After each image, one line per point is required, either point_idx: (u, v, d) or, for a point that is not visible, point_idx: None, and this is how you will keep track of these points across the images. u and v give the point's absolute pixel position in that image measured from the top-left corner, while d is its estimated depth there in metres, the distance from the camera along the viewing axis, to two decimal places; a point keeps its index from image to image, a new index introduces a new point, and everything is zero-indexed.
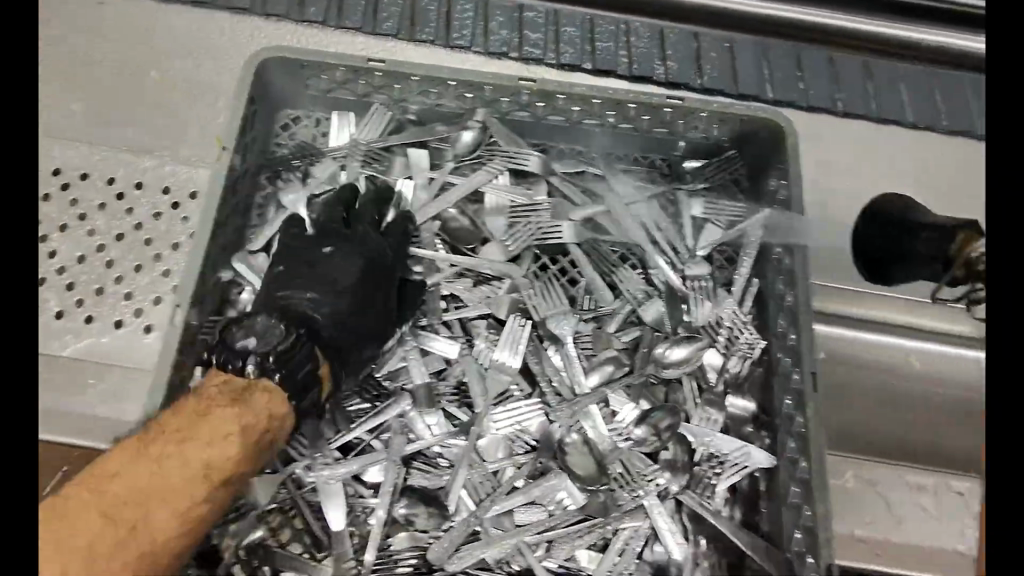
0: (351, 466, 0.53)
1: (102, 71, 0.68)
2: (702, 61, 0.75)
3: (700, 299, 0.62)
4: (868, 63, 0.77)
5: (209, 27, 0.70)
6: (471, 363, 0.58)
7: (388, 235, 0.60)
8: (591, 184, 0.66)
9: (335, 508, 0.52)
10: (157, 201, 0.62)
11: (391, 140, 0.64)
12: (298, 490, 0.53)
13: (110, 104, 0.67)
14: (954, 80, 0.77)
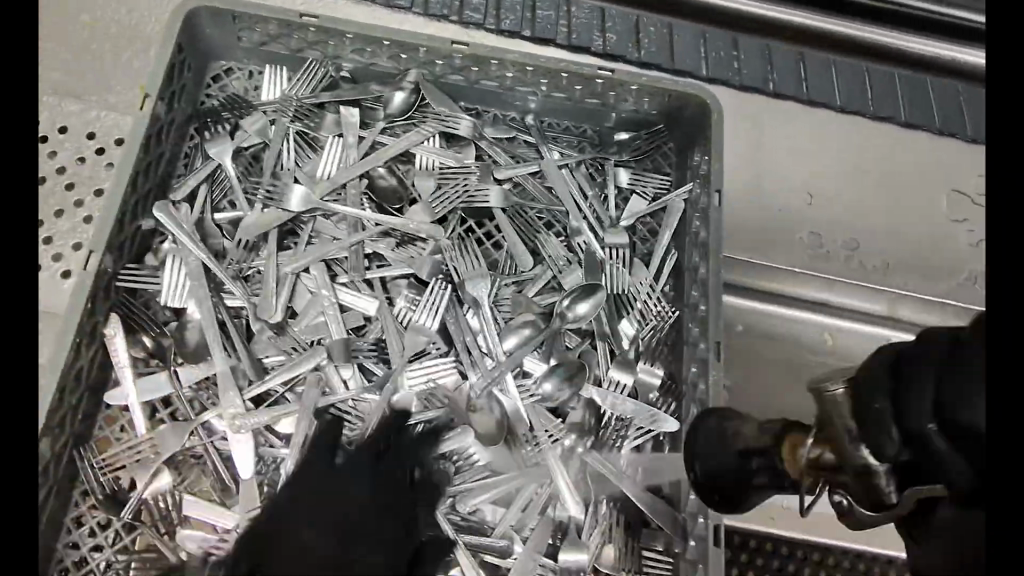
0: (262, 417, 0.54)
1: (97, 38, 0.67)
2: (641, 35, 0.76)
3: (617, 266, 0.64)
4: (802, 55, 0.79)
5: None
6: (391, 321, 0.59)
7: (417, 487, 0.54)
8: (521, 151, 0.68)
9: (244, 456, 0.53)
10: (82, 146, 0.62)
11: (323, 96, 0.64)
12: (209, 438, 0.54)
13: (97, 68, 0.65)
14: (883, 74, 0.80)
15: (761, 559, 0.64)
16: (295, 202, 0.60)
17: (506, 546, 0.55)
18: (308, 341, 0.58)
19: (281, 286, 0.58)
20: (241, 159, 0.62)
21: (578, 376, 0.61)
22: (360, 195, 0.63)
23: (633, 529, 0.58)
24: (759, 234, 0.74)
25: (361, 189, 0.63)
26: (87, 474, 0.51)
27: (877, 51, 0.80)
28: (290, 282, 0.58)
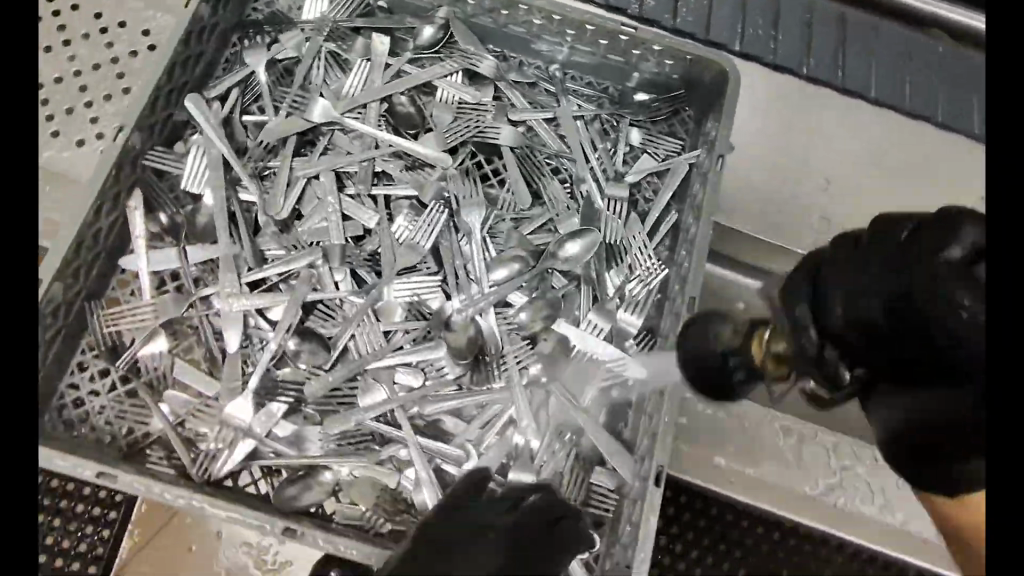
0: (255, 301, 0.59)
1: None
2: (681, 3, 0.77)
3: (612, 218, 0.66)
4: (845, 15, 0.80)
5: None
6: (386, 237, 0.63)
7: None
8: (539, 98, 0.70)
9: (233, 332, 0.58)
10: (136, 41, 0.67)
11: (357, 22, 0.68)
12: (206, 313, 0.60)
13: None
14: (927, 49, 0.79)
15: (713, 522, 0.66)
16: (316, 114, 0.65)
17: (458, 455, 0.58)
18: (306, 244, 0.62)
19: (291, 188, 0.63)
20: (273, 69, 0.67)
21: (553, 310, 0.64)
22: (378, 116, 0.66)
23: (588, 465, 0.59)
24: (758, 193, 0.74)
25: (379, 111, 0.67)
26: (94, 326, 0.56)
27: (915, 18, 0.81)
28: (300, 187, 0.63)
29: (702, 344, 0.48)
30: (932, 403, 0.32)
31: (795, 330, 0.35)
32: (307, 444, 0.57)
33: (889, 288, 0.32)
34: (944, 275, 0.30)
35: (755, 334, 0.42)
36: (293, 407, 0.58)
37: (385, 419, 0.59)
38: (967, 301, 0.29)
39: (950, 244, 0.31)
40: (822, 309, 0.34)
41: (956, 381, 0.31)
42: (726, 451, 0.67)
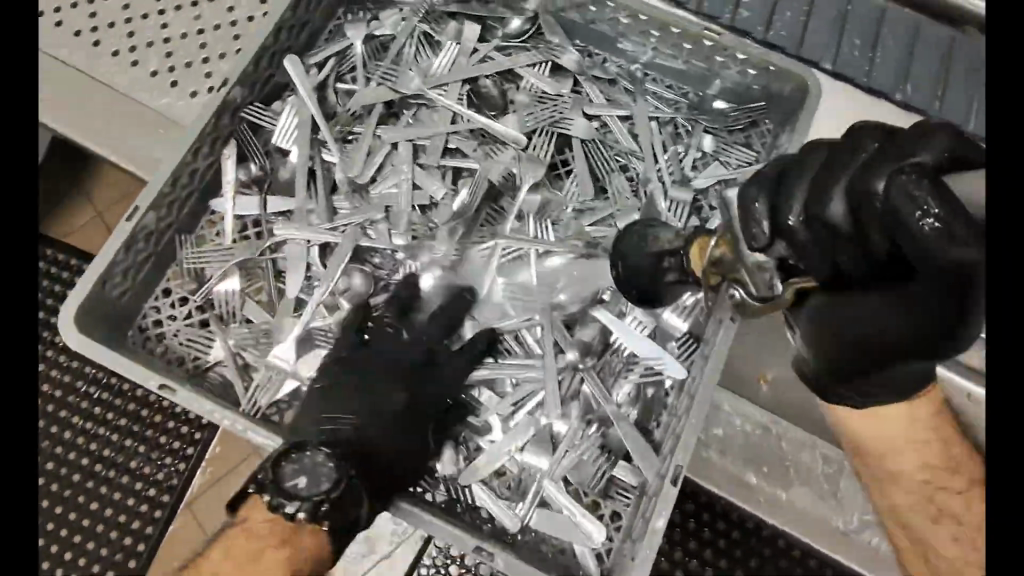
0: (323, 235, 0.64)
1: None
2: (776, 15, 0.75)
3: (674, 219, 0.66)
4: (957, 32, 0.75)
5: None
6: (448, 210, 0.66)
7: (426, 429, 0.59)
8: (617, 95, 0.71)
9: (296, 275, 0.63)
10: (253, 9, 0.72)
11: (454, 7, 0.72)
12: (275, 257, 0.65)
13: None
14: None
15: (756, 560, 0.67)
16: (404, 87, 0.69)
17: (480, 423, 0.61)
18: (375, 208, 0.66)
19: (368, 153, 0.67)
20: (371, 43, 0.71)
21: (587, 295, 0.64)
22: (461, 94, 0.70)
23: (612, 455, 0.59)
24: None
25: (462, 90, 0.70)
26: (183, 260, 0.62)
27: None
28: (379, 155, 0.67)
29: (640, 245, 0.56)
30: (850, 301, 0.33)
31: (750, 219, 0.38)
32: None
33: (842, 185, 0.33)
34: (907, 173, 0.29)
35: (700, 239, 0.47)
36: (339, 359, 0.61)
37: None
38: (940, 213, 0.28)
39: (923, 151, 0.30)
40: (785, 201, 0.36)
41: (933, 276, 0.29)
42: (760, 470, 0.66)
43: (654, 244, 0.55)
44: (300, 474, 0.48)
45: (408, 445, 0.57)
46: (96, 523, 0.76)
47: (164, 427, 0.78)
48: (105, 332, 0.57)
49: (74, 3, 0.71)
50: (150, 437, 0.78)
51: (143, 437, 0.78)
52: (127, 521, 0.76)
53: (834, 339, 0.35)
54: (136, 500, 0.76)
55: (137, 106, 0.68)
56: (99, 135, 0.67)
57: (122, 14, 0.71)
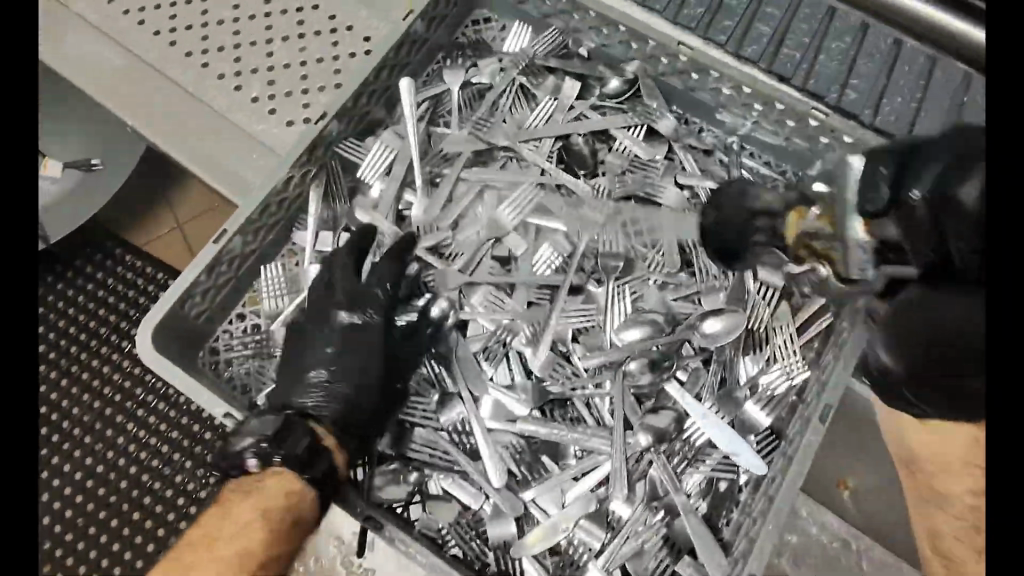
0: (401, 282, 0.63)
1: None
2: (886, 98, 0.65)
3: (761, 304, 0.61)
4: None
5: None
6: (527, 265, 0.64)
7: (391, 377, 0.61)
8: (713, 167, 0.69)
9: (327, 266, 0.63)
10: (355, 45, 0.72)
11: (553, 61, 0.71)
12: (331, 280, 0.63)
13: None
14: None
15: None
16: (498, 137, 0.68)
17: (528, 497, 0.56)
18: (454, 258, 0.64)
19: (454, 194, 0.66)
20: (467, 90, 0.71)
21: (660, 369, 0.59)
22: (553, 150, 0.69)
23: (676, 549, 0.54)
24: None
25: (555, 146, 0.69)
26: (261, 285, 0.62)
27: None
28: (465, 201, 0.66)
29: (737, 199, 0.62)
30: (950, 294, 0.40)
31: None
32: (404, 442, 0.59)
33: None
34: None
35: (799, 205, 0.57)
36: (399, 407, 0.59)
37: (465, 444, 0.58)
38: None
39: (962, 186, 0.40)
40: None
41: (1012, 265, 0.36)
42: None
43: (752, 200, 0.61)
44: (248, 434, 0.53)
45: (383, 389, 0.60)
46: (137, 534, 0.75)
47: (212, 446, 0.77)
48: (176, 349, 0.56)
49: (188, 26, 0.73)
50: (198, 455, 0.77)
51: (190, 453, 0.77)
52: (164, 537, 0.74)
53: (926, 327, 0.42)
54: (177, 516, 0.75)
55: (235, 129, 0.69)
56: (193, 154, 0.68)
57: (231, 40, 0.73)
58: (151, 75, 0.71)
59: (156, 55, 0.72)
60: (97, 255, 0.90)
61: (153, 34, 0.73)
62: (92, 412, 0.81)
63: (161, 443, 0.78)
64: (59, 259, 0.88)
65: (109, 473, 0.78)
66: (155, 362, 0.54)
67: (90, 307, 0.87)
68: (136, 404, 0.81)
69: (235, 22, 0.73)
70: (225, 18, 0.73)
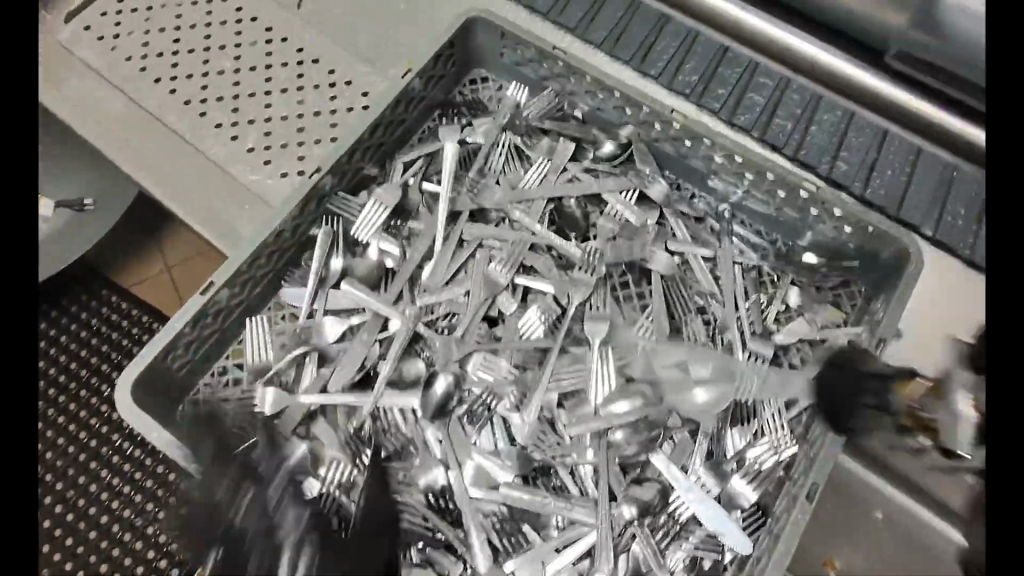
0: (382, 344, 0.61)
1: (396, 14, 0.77)
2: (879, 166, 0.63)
3: (751, 376, 0.60)
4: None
5: None
6: (514, 325, 0.63)
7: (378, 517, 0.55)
8: (704, 234, 0.68)
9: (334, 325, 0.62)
10: (353, 100, 0.73)
11: (547, 123, 0.72)
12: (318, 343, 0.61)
13: (388, 37, 0.76)
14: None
15: None
16: (489, 198, 0.68)
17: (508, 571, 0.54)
18: (439, 317, 0.63)
19: (455, 250, 0.65)
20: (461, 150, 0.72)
21: (646, 439, 0.58)
22: (545, 210, 0.68)
23: None
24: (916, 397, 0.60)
25: (547, 206, 0.69)
26: (245, 338, 0.61)
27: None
28: (454, 259, 0.65)
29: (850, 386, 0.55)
30: None
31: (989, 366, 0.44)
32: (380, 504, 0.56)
33: None
34: None
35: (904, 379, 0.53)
36: (375, 469, 0.57)
37: (448, 511, 0.56)
38: None
39: None
40: None
41: None
42: None
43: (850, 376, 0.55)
44: None
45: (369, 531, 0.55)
46: None
47: (187, 498, 0.75)
48: (155, 401, 0.55)
49: (189, 74, 0.74)
50: (171, 505, 0.75)
51: (163, 504, 0.75)
52: None
53: None
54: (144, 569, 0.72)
55: (227, 179, 0.69)
56: (186, 202, 0.68)
57: (230, 89, 0.73)
58: (150, 122, 0.71)
59: (154, 102, 0.72)
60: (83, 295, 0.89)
61: (153, 81, 0.73)
62: (67, 458, 0.79)
63: (134, 492, 0.77)
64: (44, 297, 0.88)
65: (77, 523, 0.75)
66: (132, 413, 0.53)
67: (72, 349, 0.86)
68: (111, 450, 0.79)
69: (235, 72, 0.74)
70: (225, 68, 0.74)
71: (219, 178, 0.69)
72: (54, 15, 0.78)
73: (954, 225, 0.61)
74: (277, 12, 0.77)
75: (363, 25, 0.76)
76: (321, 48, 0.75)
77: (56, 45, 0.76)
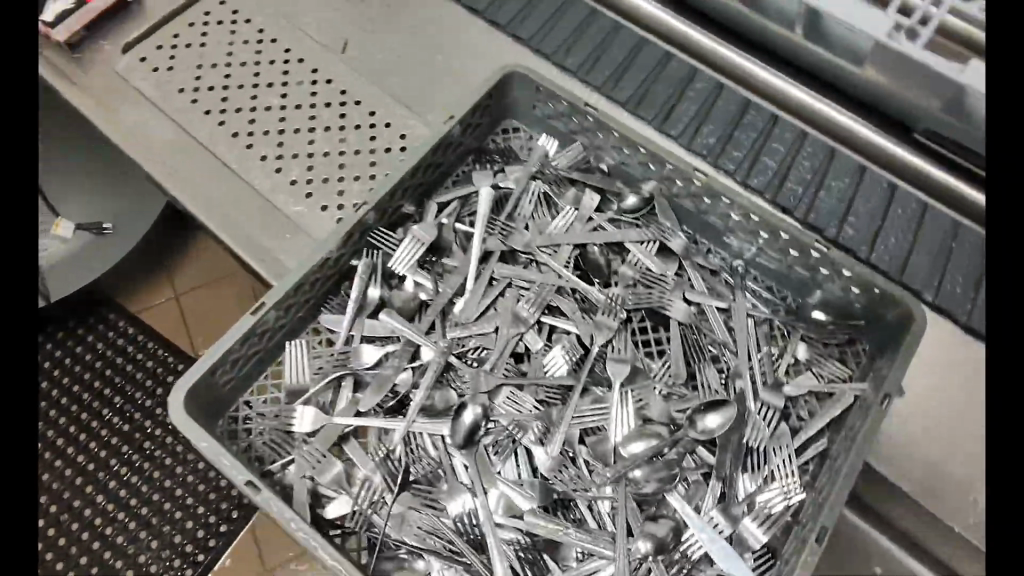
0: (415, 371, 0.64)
1: (436, 61, 0.81)
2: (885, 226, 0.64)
3: (760, 424, 0.64)
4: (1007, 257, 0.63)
5: (485, 37, 0.82)
6: (540, 362, 0.66)
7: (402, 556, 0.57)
8: (720, 287, 0.72)
9: (371, 350, 0.65)
10: (391, 141, 0.77)
11: (575, 175, 0.76)
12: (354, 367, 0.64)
13: (427, 83, 0.80)
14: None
15: None
16: (518, 241, 0.72)
17: None
18: (470, 349, 0.66)
19: (486, 288, 0.69)
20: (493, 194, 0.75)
21: (664, 478, 0.61)
22: (572, 255, 0.72)
23: None
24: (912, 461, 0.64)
25: (573, 252, 0.72)
26: (285, 359, 0.63)
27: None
28: (485, 295, 0.68)
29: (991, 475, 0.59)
30: None
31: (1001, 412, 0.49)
32: (404, 527, 0.58)
33: None
34: None
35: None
36: (403, 492, 0.60)
37: (472, 535, 0.59)
38: None
39: None
40: None
41: None
42: None
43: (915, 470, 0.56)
44: None
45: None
46: None
47: (180, 527, 0.77)
48: (201, 412, 0.57)
49: (237, 108, 0.78)
50: (164, 535, 0.77)
51: (156, 533, 0.77)
52: None
53: None
54: None
55: (270, 210, 0.72)
56: (229, 229, 0.71)
57: (276, 125, 0.77)
58: (199, 152, 0.75)
59: (204, 132, 0.76)
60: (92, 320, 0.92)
61: (202, 113, 0.78)
62: (63, 480, 0.81)
63: (128, 519, 0.78)
64: (70, 316, 0.92)
65: (69, 548, 0.78)
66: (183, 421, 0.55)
67: (75, 371, 0.89)
68: (107, 475, 0.81)
69: (281, 109, 0.78)
70: (272, 104, 0.79)
71: (263, 209, 0.72)
72: (113, 46, 0.82)
73: (953, 293, 0.63)
74: (322, 54, 0.82)
75: (404, 71, 0.81)
76: (363, 91, 0.80)
77: (114, 74, 0.81)
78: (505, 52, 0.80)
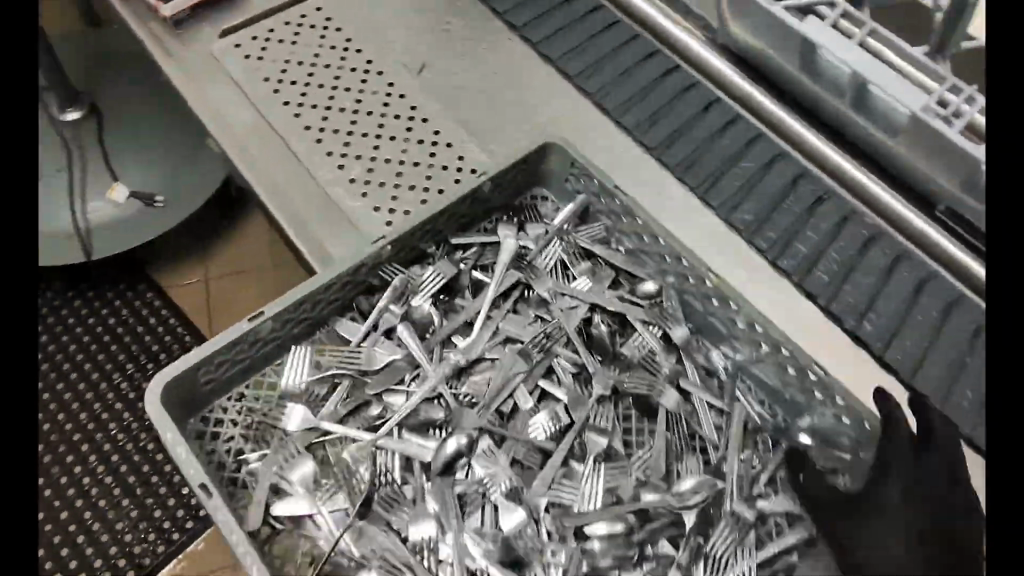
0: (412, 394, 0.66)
1: (486, 112, 0.84)
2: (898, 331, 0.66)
3: (728, 532, 0.61)
4: None
5: (537, 98, 0.85)
6: (521, 422, 0.66)
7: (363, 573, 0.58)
8: (715, 387, 0.71)
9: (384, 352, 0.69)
10: (450, 160, 0.79)
11: (595, 248, 0.78)
12: (357, 377, 0.67)
13: (478, 124, 0.83)
14: None
15: None
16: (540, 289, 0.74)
17: None
18: (462, 389, 0.68)
19: (487, 336, 0.70)
20: None
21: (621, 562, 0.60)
22: (572, 323, 0.72)
23: None
24: None
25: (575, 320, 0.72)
26: (287, 364, 0.67)
27: None
28: (485, 343, 0.69)
29: None
30: None
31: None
32: (366, 541, 0.60)
33: None
34: None
35: None
36: (365, 512, 0.61)
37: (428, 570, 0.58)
38: None
39: None
40: None
41: None
42: None
43: None
44: None
45: None
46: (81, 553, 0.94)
47: (158, 505, 0.97)
48: (176, 406, 0.62)
49: (314, 103, 0.82)
50: (147, 508, 0.97)
51: (139, 505, 0.97)
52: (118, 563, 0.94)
53: None
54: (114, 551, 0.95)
55: (330, 200, 0.75)
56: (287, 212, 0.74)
57: (348, 126, 0.81)
58: (271, 138, 0.79)
59: (280, 119, 0.80)
60: (131, 292, 1.13)
61: (282, 101, 0.81)
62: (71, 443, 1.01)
63: (117, 486, 0.98)
64: (109, 280, 1.14)
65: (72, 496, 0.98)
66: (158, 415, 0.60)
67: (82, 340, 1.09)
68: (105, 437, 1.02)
69: (355, 113, 0.82)
70: (347, 107, 0.82)
71: (322, 199, 0.75)
72: (213, 29, 0.87)
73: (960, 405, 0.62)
74: (401, 72, 0.86)
75: (461, 108, 0.84)
76: (434, 110, 0.83)
77: (208, 52, 0.85)
78: (564, 125, 0.83)
